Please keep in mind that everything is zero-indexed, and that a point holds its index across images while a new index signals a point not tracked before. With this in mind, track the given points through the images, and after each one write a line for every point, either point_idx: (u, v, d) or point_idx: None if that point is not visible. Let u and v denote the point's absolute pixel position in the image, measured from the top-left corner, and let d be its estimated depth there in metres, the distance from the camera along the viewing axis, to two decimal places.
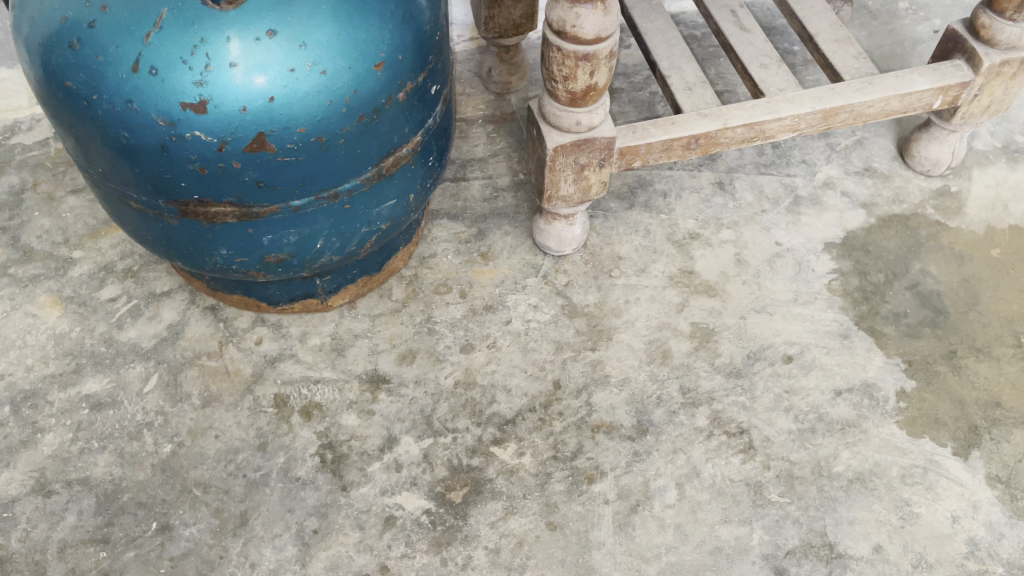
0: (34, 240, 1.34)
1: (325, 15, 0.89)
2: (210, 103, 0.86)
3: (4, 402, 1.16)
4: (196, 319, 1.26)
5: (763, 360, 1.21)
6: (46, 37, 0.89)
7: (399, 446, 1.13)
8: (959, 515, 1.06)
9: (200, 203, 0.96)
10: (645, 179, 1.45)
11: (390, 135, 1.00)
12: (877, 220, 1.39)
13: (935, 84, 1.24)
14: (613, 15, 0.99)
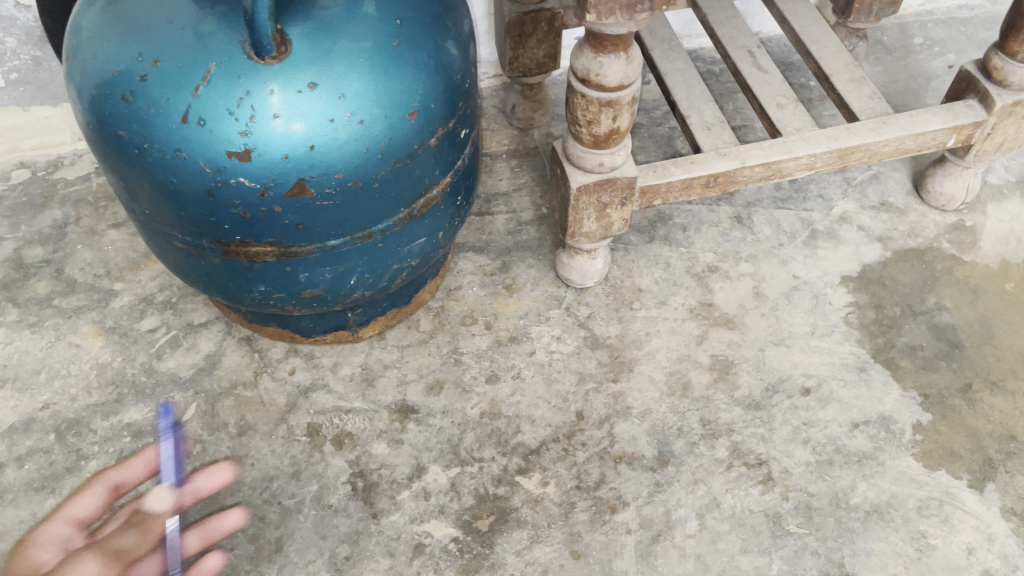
0: (77, 273, 1.40)
1: (363, 67, 0.94)
2: (254, 152, 0.91)
3: (50, 430, 1.21)
4: (232, 350, 1.31)
5: (782, 393, 1.24)
6: (97, 88, 0.93)
7: (427, 475, 1.17)
8: (975, 547, 1.09)
9: (242, 243, 1.01)
10: (665, 213, 1.49)
11: (422, 178, 1.05)
12: (893, 254, 1.42)
13: (949, 123, 1.27)
14: (636, 63, 1.03)
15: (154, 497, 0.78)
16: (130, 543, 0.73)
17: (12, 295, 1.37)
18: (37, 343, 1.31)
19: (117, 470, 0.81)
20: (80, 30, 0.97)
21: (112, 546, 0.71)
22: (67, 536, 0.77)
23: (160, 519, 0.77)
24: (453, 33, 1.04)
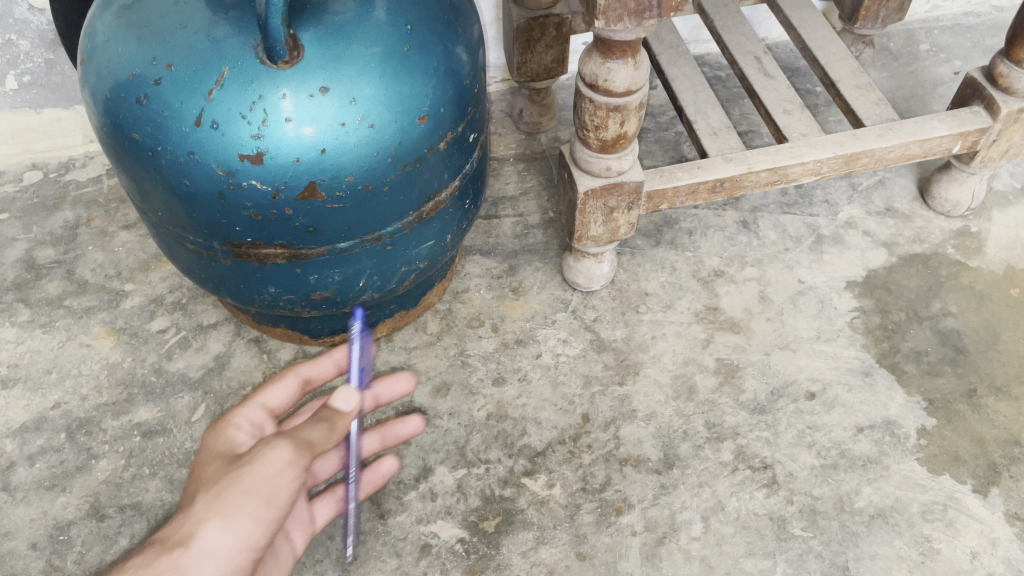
0: (88, 274, 1.42)
1: (373, 72, 0.95)
2: (266, 155, 0.92)
3: (61, 429, 1.22)
4: (241, 351, 1.32)
5: (787, 397, 1.25)
6: (111, 91, 0.95)
7: (434, 476, 1.18)
8: (979, 552, 1.09)
9: (252, 245, 1.02)
10: (671, 218, 1.50)
11: (431, 181, 1.06)
12: (898, 259, 1.43)
13: (954, 130, 1.28)
14: (643, 69, 1.04)
15: (345, 393, 0.84)
16: (321, 436, 0.81)
17: (23, 296, 1.38)
18: (48, 343, 1.32)
19: (307, 366, 1.07)
20: (94, 34, 0.99)
21: (302, 429, 0.81)
22: (260, 415, 1.01)
23: (346, 418, 0.83)
24: (462, 39, 1.06)
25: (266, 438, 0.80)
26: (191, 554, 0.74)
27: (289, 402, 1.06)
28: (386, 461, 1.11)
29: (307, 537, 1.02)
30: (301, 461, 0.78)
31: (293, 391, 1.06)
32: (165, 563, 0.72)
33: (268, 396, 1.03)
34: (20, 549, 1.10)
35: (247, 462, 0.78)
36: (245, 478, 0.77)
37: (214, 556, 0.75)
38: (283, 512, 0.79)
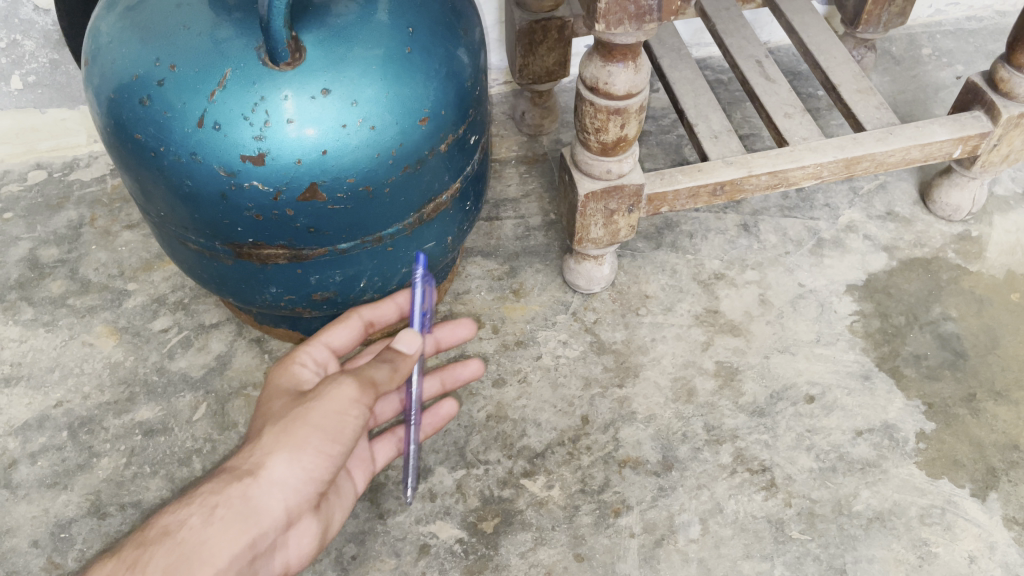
0: (91, 273, 1.42)
1: (375, 74, 0.95)
2: (268, 156, 0.93)
3: (62, 427, 1.23)
4: (242, 351, 1.33)
5: (786, 400, 1.25)
6: (115, 92, 0.95)
7: (433, 477, 1.18)
8: (977, 556, 1.09)
9: (254, 245, 1.03)
10: (672, 221, 1.51)
11: (432, 183, 1.07)
12: (899, 263, 1.43)
13: (955, 134, 1.28)
14: (644, 72, 1.05)
15: (409, 336, 0.91)
16: (385, 379, 0.89)
17: (27, 294, 1.39)
18: (51, 341, 1.33)
19: (368, 310, 1.17)
20: (99, 35, 0.99)
21: (368, 371, 0.88)
22: (324, 354, 1.13)
23: (408, 361, 0.90)
24: (464, 41, 1.06)
25: (333, 374, 0.88)
26: (259, 483, 0.84)
27: (350, 343, 1.17)
28: (447, 402, 1.18)
29: (368, 476, 1.09)
30: (364, 400, 0.86)
31: (356, 332, 1.17)
32: (236, 491, 0.83)
33: (331, 335, 1.14)
34: (21, 546, 1.11)
35: (315, 398, 0.87)
36: (311, 413, 0.86)
37: (279, 486, 0.85)
38: (345, 447, 0.88)
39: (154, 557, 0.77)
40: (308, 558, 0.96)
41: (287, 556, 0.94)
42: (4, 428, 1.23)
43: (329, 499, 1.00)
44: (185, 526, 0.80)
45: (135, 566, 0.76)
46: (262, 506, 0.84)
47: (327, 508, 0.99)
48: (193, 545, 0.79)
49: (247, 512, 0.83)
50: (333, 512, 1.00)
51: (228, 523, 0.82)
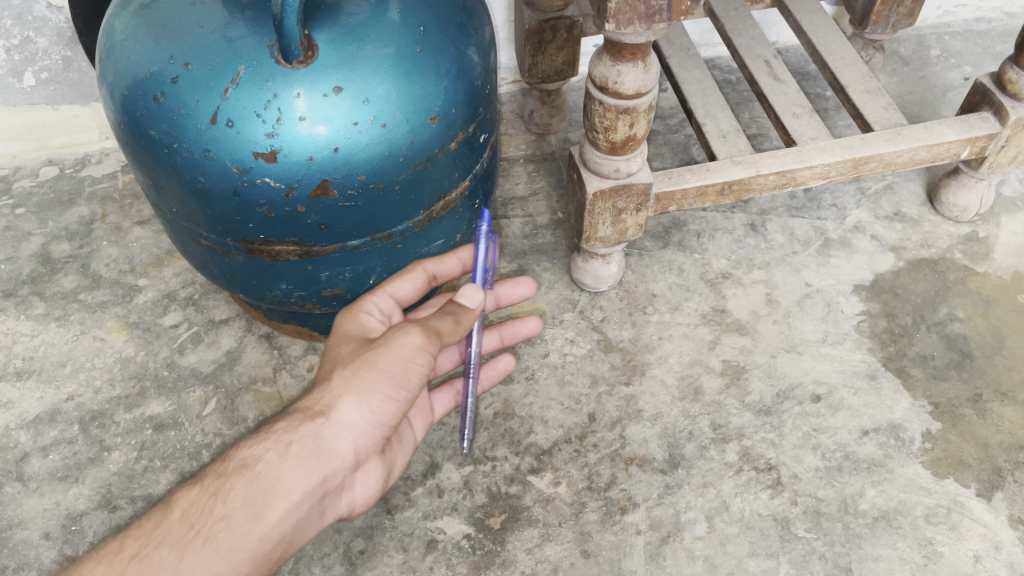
0: (103, 268, 1.44)
1: (386, 73, 0.96)
2: (280, 153, 0.94)
3: (74, 421, 1.24)
4: (252, 346, 1.34)
5: (792, 399, 1.26)
6: (129, 88, 0.96)
7: (441, 472, 1.19)
8: (982, 555, 1.10)
9: (265, 242, 1.04)
10: (679, 220, 1.51)
11: (442, 181, 1.07)
12: (906, 263, 1.43)
13: (963, 135, 1.28)
14: (653, 72, 1.05)
15: (470, 290, 0.94)
16: (448, 331, 0.91)
17: (39, 289, 1.40)
18: (63, 336, 1.34)
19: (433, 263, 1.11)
20: (113, 32, 1.00)
21: (433, 323, 0.90)
22: (389, 305, 1.08)
23: (470, 315, 0.94)
24: (474, 41, 1.07)
25: (400, 322, 0.89)
26: (330, 424, 0.85)
27: (414, 294, 1.12)
28: (505, 359, 1.19)
29: (426, 426, 1.09)
30: (430, 349, 0.88)
31: (419, 283, 1.11)
32: (309, 430, 0.85)
33: (396, 286, 1.08)
34: (33, 538, 1.12)
35: (383, 344, 0.88)
36: (379, 359, 0.87)
37: (350, 428, 0.87)
38: (412, 393, 0.90)
39: (234, 488, 0.81)
40: (372, 501, 0.97)
41: (354, 498, 0.95)
42: (16, 422, 1.24)
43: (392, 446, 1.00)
44: (261, 461, 0.83)
45: (216, 496, 0.80)
46: (334, 447, 0.86)
47: (390, 454, 1.00)
48: (269, 479, 0.82)
49: (319, 451, 0.85)
50: (396, 459, 1.01)
51: (302, 460, 0.84)
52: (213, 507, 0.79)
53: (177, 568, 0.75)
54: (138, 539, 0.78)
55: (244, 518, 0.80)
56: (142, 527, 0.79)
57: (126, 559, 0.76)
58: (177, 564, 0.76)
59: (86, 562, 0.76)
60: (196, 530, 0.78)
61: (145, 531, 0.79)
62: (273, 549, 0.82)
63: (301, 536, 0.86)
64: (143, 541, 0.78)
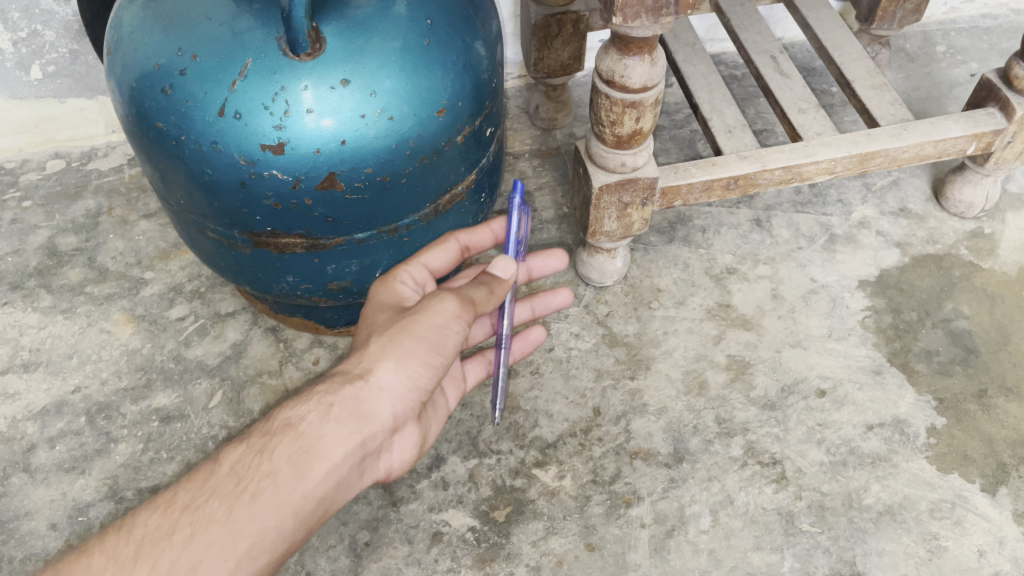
0: (109, 261, 1.44)
1: (393, 66, 0.96)
2: (288, 145, 0.94)
3: (81, 413, 1.25)
4: (258, 339, 1.34)
5: (797, 394, 1.26)
6: (137, 81, 0.97)
7: (446, 465, 1.19)
8: (986, 550, 1.10)
9: (272, 234, 1.04)
10: (684, 215, 1.52)
11: (448, 174, 1.07)
12: (912, 259, 1.43)
13: (970, 131, 1.28)
14: (659, 66, 1.06)
15: (504, 261, 0.94)
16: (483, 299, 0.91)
17: (45, 282, 1.41)
18: (69, 328, 1.35)
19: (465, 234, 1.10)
20: (121, 25, 1.01)
21: (469, 291, 0.90)
22: (424, 275, 1.06)
23: (504, 285, 0.94)
24: (481, 34, 1.07)
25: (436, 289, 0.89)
26: (370, 387, 0.85)
27: (447, 266, 1.10)
28: (536, 330, 1.16)
29: (459, 395, 1.10)
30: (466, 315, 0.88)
31: (453, 256, 1.10)
32: (349, 392, 0.85)
33: (432, 257, 1.07)
34: (40, 529, 1.13)
35: (420, 311, 0.88)
36: (416, 325, 0.87)
37: (388, 392, 0.86)
38: (449, 358, 0.89)
39: (279, 447, 0.80)
40: (408, 465, 0.97)
41: (391, 462, 0.94)
42: (23, 413, 1.25)
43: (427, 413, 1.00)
44: (304, 421, 0.82)
45: (262, 453, 0.80)
46: (373, 410, 0.85)
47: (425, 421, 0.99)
48: (311, 439, 0.81)
49: (360, 412, 0.85)
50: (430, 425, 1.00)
51: (343, 421, 0.84)
52: (259, 464, 0.79)
53: (226, 521, 0.75)
54: (189, 491, 0.78)
55: (289, 475, 0.79)
56: (192, 480, 0.79)
57: (178, 510, 0.76)
58: (227, 517, 0.76)
59: (139, 512, 0.76)
60: (244, 484, 0.78)
61: (195, 483, 0.78)
62: (316, 508, 0.81)
63: (342, 498, 0.85)
64: (194, 493, 0.77)
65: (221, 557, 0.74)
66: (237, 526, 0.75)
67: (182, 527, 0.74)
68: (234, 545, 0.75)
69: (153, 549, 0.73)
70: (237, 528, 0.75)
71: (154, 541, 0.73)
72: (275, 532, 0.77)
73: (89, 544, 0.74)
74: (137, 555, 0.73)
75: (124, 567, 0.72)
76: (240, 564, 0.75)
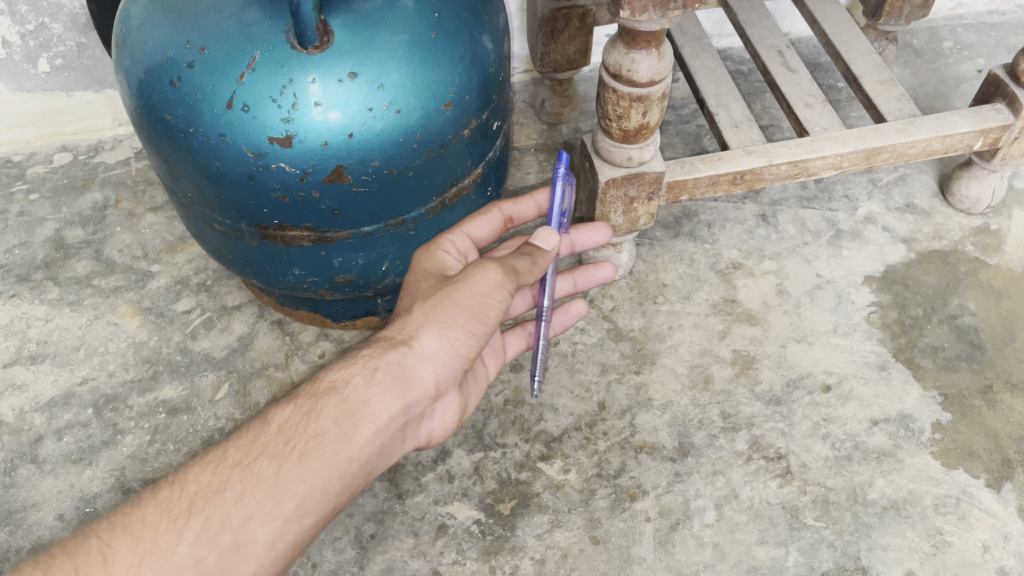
0: (116, 254, 1.45)
1: (401, 59, 0.96)
2: (295, 138, 0.94)
3: (88, 404, 1.25)
4: (264, 332, 1.35)
5: (802, 389, 1.26)
6: (146, 73, 0.97)
7: (452, 458, 1.19)
8: (991, 545, 1.10)
9: (279, 227, 1.04)
10: (690, 210, 1.52)
11: (455, 167, 1.08)
12: (917, 255, 1.43)
13: (976, 127, 1.28)
14: (667, 60, 1.06)
15: (546, 233, 0.95)
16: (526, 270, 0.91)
17: (52, 274, 1.42)
18: (76, 320, 1.35)
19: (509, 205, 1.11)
20: (130, 18, 1.01)
21: (512, 261, 0.91)
22: (467, 245, 1.06)
23: (545, 257, 0.95)
24: (489, 27, 1.07)
25: (479, 259, 0.90)
26: (413, 353, 0.85)
27: (492, 236, 1.11)
28: (576, 305, 1.14)
29: (498, 365, 1.09)
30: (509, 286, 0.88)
31: (497, 226, 1.10)
32: (393, 357, 0.85)
33: (474, 226, 1.07)
34: (47, 519, 1.13)
35: (462, 280, 0.89)
36: (459, 293, 0.88)
37: (431, 358, 0.86)
38: (491, 328, 0.89)
39: (325, 409, 0.80)
40: (448, 433, 0.97)
41: (431, 429, 0.94)
42: (30, 405, 1.25)
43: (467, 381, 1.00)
44: (350, 384, 0.83)
45: (309, 414, 0.80)
46: (418, 376, 0.85)
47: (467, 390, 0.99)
48: (357, 402, 0.81)
49: (404, 377, 0.84)
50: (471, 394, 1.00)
51: (388, 385, 0.83)
52: (307, 425, 0.79)
53: (276, 480, 0.75)
54: (239, 449, 0.77)
55: (335, 438, 0.79)
56: (241, 437, 0.79)
57: (229, 467, 0.76)
58: (276, 476, 0.75)
59: (190, 467, 0.76)
60: (292, 444, 0.77)
61: (245, 441, 0.78)
62: (360, 471, 0.80)
63: (384, 462, 0.85)
64: (244, 450, 0.77)
65: (271, 515, 0.74)
66: (285, 484, 0.75)
67: (234, 484, 0.74)
68: (282, 503, 0.75)
69: (205, 504, 0.73)
70: (286, 487, 0.75)
71: (206, 497, 0.73)
72: (322, 494, 0.77)
73: (142, 495, 0.74)
74: (189, 511, 0.72)
75: (177, 522, 0.71)
76: (288, 523, 0.75)
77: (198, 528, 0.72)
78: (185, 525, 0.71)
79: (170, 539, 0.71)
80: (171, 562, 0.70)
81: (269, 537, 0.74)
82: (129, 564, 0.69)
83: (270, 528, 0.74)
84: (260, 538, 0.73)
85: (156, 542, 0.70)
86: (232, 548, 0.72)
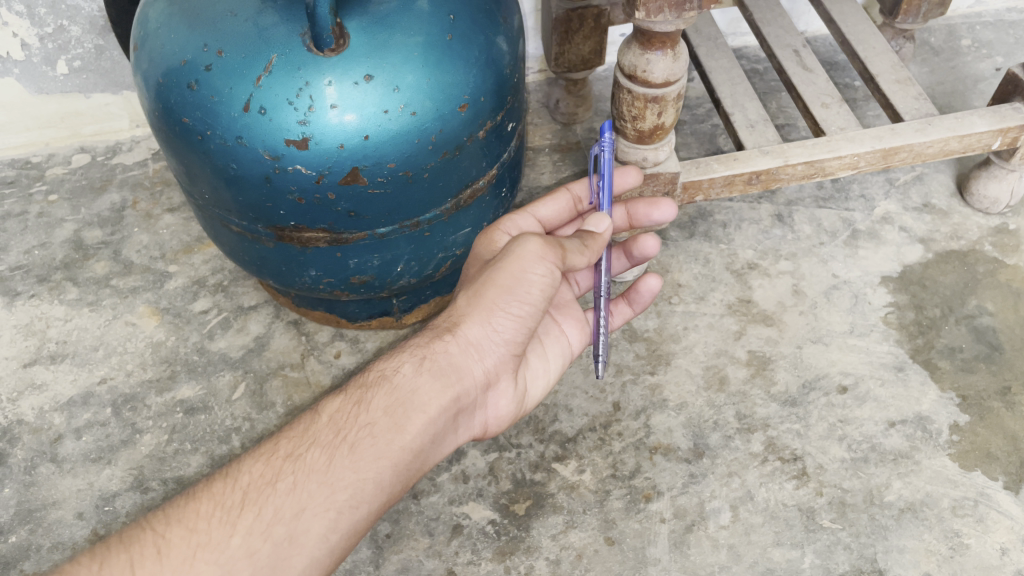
0: (134, 255, 1.46)
1: (416, 61, 0.97)
2: (312, 140, 0.94)
3: (106, 404, 1.26)
4: (280, 332, 1.35)
5: (818, 390, 1.25)
6: (163, 77, 0.97)
7: (467, 459, 1.20)
8: (1009, 548, 1.09)
9: (296, 228, 1.05)
10: (706, 210, 1.52)
11: (470, 169, 1.08)
12: (935, 255, 1.42)
13: (995, 126, 1.27)
14: (682, 61, 1.06)
15: (595, 219, 0.94)
16: (574, 249, 0.89)
17: (72, 274, 1.43)
18: (95, 320, 1.37)
19: (579, 185, 1.10)
20: (147, 21, 1.02)
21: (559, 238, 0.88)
22: (531, 225, 1.08)
23: (597, 239, 0.92)
24: (503, 29, 1.07)
25: (519, 236, 0.88)
26: (458, 342, 0.87)
27: (563, 220, 1.12)
28: (648, 278, 1.05)
29: (585, 338, 1.06)
30: (551, 257, 0.86)
31: (569, 208, 1.11)
32: (439, 347, 0.87)
33: (539, 208, 1.09)
34: (67, 517, 1.14)
35: (503, 259, 0.88)
36: (499, 275, 0.87)
37: (476, 346, 0.88)
38: (538, 307, 0.88)
39: (375, 399, 0.82)
40: (506, 423, 0.97)
41: (487, 417, 0.94)
42: (50, 404, 1.27)
43: (528, 363, 0.99)
44: (399, 373, 0.85)
45: (359, 404, 0.82)
46: (464, 365, 0.87)
47: (527, 376, 0.98)
48: (406, 392, 0.83)
49: (452, 366, 0.86)
50: (534, 381, 0.99)
51: (436, 375, 0.85)
52: (357, 415, 0.80)
53: (327, 470, 0.76)
54: (290, 441, 0.79)
55: (386, 427, 0.80)
56: (293, 431, 0.81)
57: (281, 459, 0.77)
58: (327, 467, 0.76)
59: (242, 461, 0.78)
60: (343, 436, 0.79)
61: (296, 434, 0.80)
62: (413, 462, 0.81)
63: (437, 452, 0.86)
64: (295, 442, 0.79)
65: (322, 507, 0.74)
66: (335, 476, 0.76)
67: (286, 476, 0.75)
68: (334, 495, 0.75)
69: (258, 497, 0.74)
70: (338, 478, 0.76)
71: (258, 490, 0.74)
72: (376, 485, 0.77)
73: (197, 490, 0.76)
74: (242, 504, 0.73)
75: (229, 515, 0.72)
76: (341, 515, 0.75)
77: (250, 520, 0.72)
78: (238, 517, 0.72)
79: (223, 532, 0.71)
80: (225, 555, 0.70)
81: (323, 529, 0.74)
82: (183, 557, 0.70)
83: (323, 520, 0.74)
84: (313, 531, 0.73)
85: (208, 535, 0.71)
86: (285, 540, 0.72)
